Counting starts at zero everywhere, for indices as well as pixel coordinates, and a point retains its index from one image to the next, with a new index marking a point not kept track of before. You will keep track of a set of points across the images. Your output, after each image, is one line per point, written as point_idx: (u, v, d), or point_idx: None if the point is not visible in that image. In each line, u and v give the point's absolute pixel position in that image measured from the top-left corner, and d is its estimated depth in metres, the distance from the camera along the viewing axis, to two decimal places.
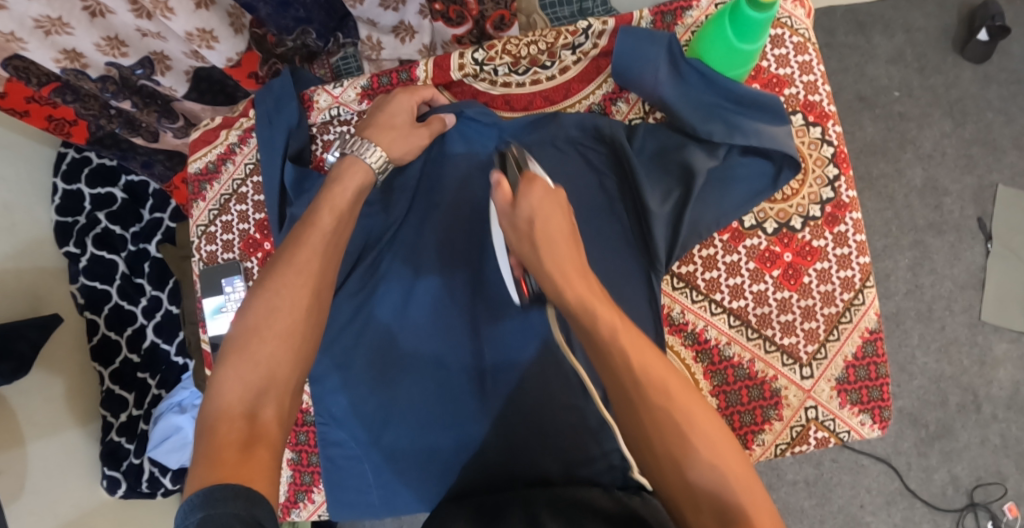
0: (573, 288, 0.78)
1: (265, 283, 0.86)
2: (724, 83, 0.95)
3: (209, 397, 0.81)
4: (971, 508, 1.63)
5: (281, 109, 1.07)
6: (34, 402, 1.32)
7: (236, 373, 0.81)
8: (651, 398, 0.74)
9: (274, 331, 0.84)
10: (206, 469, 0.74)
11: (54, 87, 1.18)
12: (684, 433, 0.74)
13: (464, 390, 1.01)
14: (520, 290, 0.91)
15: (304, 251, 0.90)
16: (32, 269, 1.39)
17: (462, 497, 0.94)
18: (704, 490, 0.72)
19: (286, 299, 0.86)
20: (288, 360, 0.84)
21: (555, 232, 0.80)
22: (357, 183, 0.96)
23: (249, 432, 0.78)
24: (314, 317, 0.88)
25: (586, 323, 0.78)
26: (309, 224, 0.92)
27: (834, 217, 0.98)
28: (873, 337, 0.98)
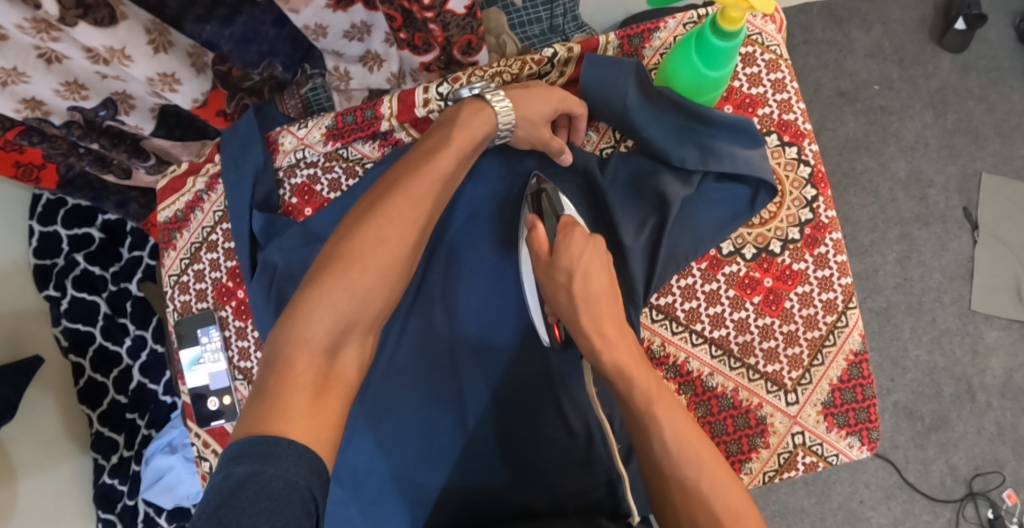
0: (612, 348, 0.80)
1: (377, 213, 0.83)
2: (693, 108, 0.93)
3: (292, 320, 0.77)
4: (971, 497, 1.62)
5: (247, 152, 1.04)
6: (26, 444, 1.36)
7: (330, 300, 0.78)
8: (680, 468, 0.74)
9: (377, 265, 0.81)
10: (271, 411, 0.70)
11: (19, 131, 1.14)
12: (708, 501, 0.73)
13: (451, 421, 0.98)
14: (552, 335, 0.95)
15: (420, 185, 0.85)
16: (11, 314, 1.40)
17: None
18: None
19: (396, 233, 0.83)
20: (379, 298, 0.82)
21: (600, 281, 0.82)
22: (484, 130, 0.90)
23: (325, 372, 0.76)
24: (410, 257, 0.86)
25: (623, 387, 0.79)
26: (427, 157, 0.87)
27: (814, 239, 0.96)
28: (858, 359, 0.96)
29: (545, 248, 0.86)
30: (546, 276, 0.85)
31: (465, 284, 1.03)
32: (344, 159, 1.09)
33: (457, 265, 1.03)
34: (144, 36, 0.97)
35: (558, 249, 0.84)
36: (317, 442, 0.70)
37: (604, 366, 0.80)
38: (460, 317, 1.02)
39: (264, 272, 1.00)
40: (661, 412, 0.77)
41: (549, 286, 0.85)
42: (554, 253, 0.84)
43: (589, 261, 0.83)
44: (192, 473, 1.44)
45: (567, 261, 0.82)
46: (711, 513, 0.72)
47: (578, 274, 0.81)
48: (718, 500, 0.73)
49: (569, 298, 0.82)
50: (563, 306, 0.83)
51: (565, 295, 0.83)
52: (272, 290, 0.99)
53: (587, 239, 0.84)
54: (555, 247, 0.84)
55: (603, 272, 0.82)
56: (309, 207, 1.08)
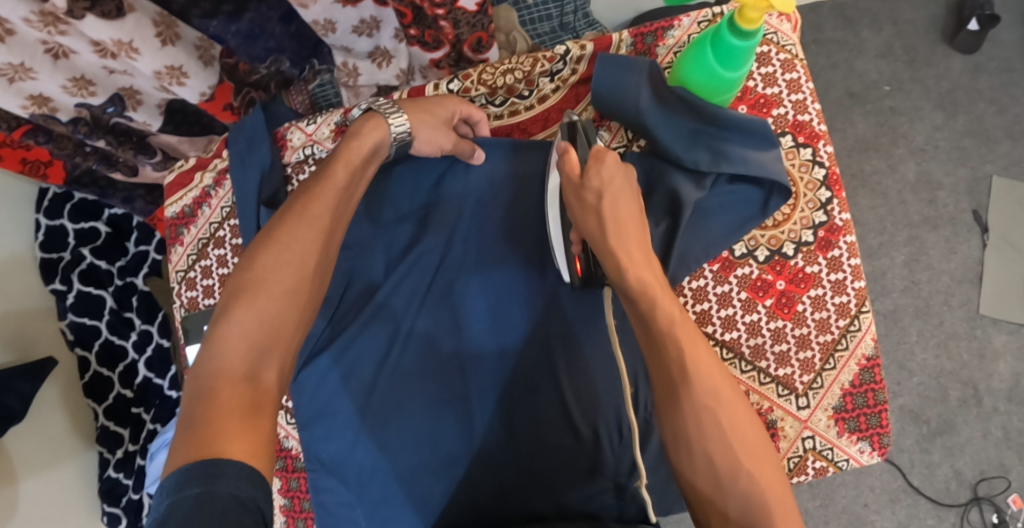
0: (634, 266, 0.79)
1: (276, 237, 0.84)
2: (706, 108, 0.92)
3: (207, 357, 0.78)
4: (976, 502, 1.61)
5: (253, 149, 1.02)
6: (28, 446, 1.35)
7: (241, 330, 0.79)
8: (697, 395, 0.73)
9: (281, 287, 0.82)
10: (205, 438, 0.70)
11: (25, 130, 1.12)
12: (723, 433, 0.72)
13: (453, 425, 0.97)
14: (572, 269, 0.94)
15: (315, 206, 0.88)
16: (17, 311, 1.38)
17: None
18: (736, 496, 0.70)
19: (294, 255, 0.84)
20: (294, 320, 0.82)
21: (624, 211, 0.82)
22: (374, 142, 0.95)
23: (253, 396, 0.76)
24: (319, 274, 0.86)
25: (645, 305, 0.78)
26: (323, 181, 0.90)
27: (827, 242, 0.95)
28: (870, 364, 0.94)
29: (575, 172, 0.85)
30: (573, 200, 0.85)
31: (473, 282, 1.02)
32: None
33: (467, 275, 1.03)
34: (152, 29, 0.96)
35: (589, 171, 0.84)
36: (254, 457, 0.70)
37: (628, 283, 0.79)
38: (467, 321, 1.01)
39: None
40: (683, 334, 0.76)
41: (575, 209, 0.85)
42: (585, 174, 0.83)
43: (616, 187, 0.82)
44: None
45: (594, 187, 0.83)
46: (728, 445, 0.72)
47: (606, 197, 0.81)
48: (734, 436, 0.72)
49: (600, 223, 0.81)
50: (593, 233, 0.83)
51: (593, 219, 0.82)
52: None
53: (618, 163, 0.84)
54: (586, 169, 0.84)
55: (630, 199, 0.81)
56: None
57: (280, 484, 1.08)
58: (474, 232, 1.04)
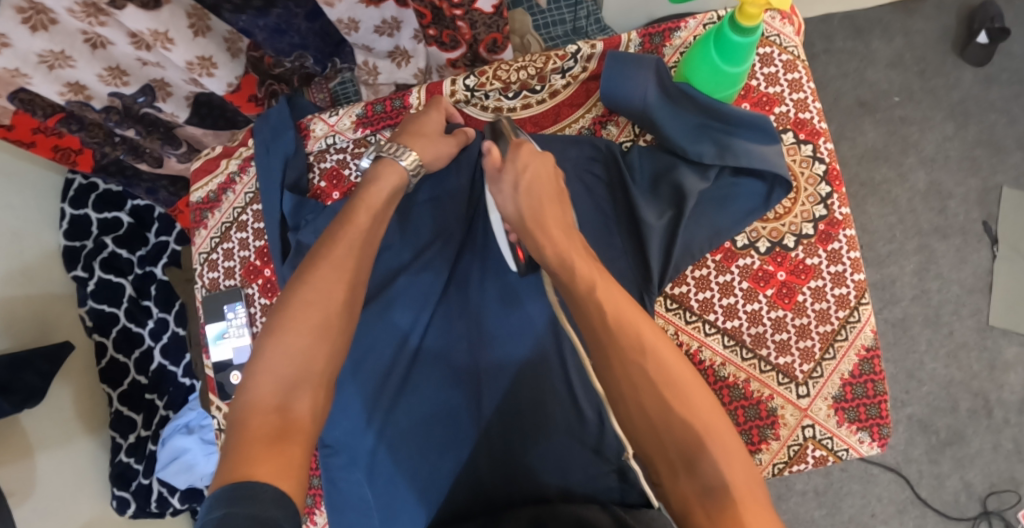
0: (552, 241, 0.85)
1: (303, 277, 0.86)
2: (710, 106, 0.95)
3: (241, 389, 0.81)
4: (985, 516, 1.63)
5: (278, 138, 1.04)
6: (47, 423, 1.40)
7: (271, 366, 0.81)
8: (625, 353, 0.75)
9: (309, 324, 0.84)
10: (237, 463, 0.73)
11: (59, 118, 1.18)
12: (652, 382, 0.74)
13: (465, 415, 1.00)
14: (516, 257, 0.99)
15: (340, 246, 0.89)
16: (40, 296, 1.47)
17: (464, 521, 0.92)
18: (677, 444, 0.72)
19: (321, 293, 0.85)
20: (324, 355, 0.83)
21: (540, 191, 0.89)
22: (392, 187, 0.95)
23: (283, 425, 0.78)
24: (348, 310, 0.88)
25: (564, 274, 0.83)
26: (345, 223, 0.92)
27: (828, 235, 0.95)
28: (870, 355, 0.94)
29: (496, 162, 0.93)
30: (495, 189, 0.93)
31: (492, 269, 1.06)
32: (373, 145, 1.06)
33: (480, 267, 1.06)
34: (185, 20, 1.01)
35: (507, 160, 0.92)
36: (281, 480, 0.73)
37: (545, 258, 0.84)
38: (480, 316, 1.04)
39: (296, 254, 1.00)
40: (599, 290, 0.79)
41: (496, 197, 0.93)
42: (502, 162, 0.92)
43: (533, 170, 0.90)
44: (205, 454, 1.53)
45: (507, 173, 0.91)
46: (662, 397, 0.74)
47: (522, 181, 0.89)
48: (664, 381, 0.74)
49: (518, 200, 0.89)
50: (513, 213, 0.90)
51: (511, 200, 0.90)
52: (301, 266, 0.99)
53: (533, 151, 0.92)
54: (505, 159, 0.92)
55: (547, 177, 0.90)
56: (337, 191, 1.06)
57: None
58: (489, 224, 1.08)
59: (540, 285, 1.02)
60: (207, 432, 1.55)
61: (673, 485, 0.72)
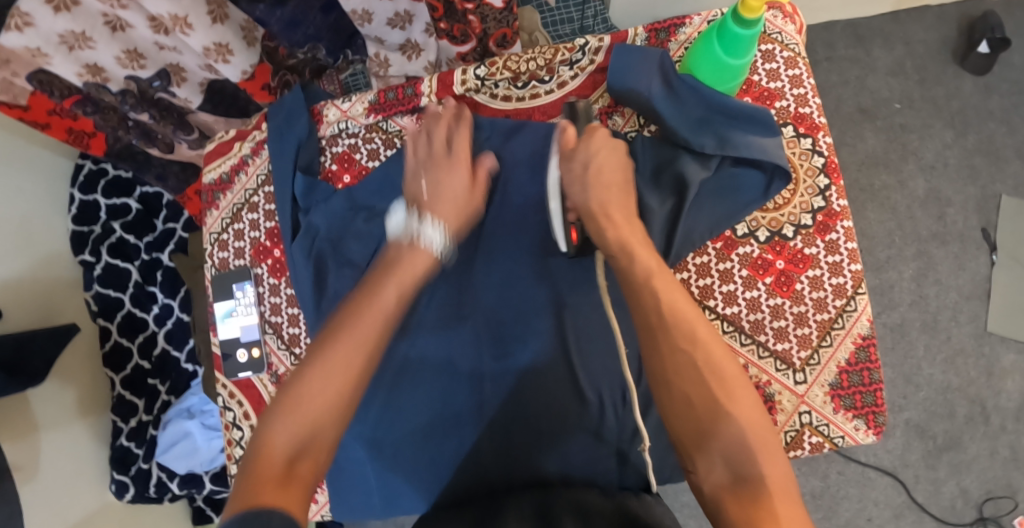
0: (614, 226, 0.90)
1: (327, 341, 0.85)
2: (714, 95, 0.96)
3: (257, 436, 0.82)
4: (981, 522, 1.64)
5: (292, 123, 1.07)
6: (49, 404, 1.43)
7: (284, 422, 0.81)
8: (677, 338, 0.81)
9: (327, 383, 0.83)
10: (246, 499, 0.75)
11: (75, 100, 1.21)
12: (699, 372, 0.79)
13: (466, 395, 1.01)
14: (569, 239, 0.96)
15: (368, 315, 0.88)
16: (46, 279, 1.52)
17: (463, 503, 0.95)
18: (715, 435, 0.77)
19: (338, 363, 0.84)
20: (337, 416, 0.83)
21: (606, 178, 0.93)
22: (422, 268, 0.92)
23: (291, 474, 0.78)
24: (367, 376, 0.86)
25: (626, 260, 0.87)
26: (372, 295, 0.89)
27: (825, 226, 0.97)
28: (866, 343, 0.95)
29: (569, 144, 0.96)
30: (562, 169, 0.95)
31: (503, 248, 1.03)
32: (384, 131, 1.07)
33: (484, 245, 1.03)
34: (205, 6, 1.05)
35: (581, 144, 0.95)
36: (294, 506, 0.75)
37: (607, 240, 0.89)
38: (486, 296, 1.02)
39: (306, 233, 1.04)
40: (657, 283, 0.84)
41: (563, 175, 0.95)
42: (575, 146, 0.95)
43: (603, 158, 0.94)
44: (206, 439, 1.58)
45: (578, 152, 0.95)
46: (707, 388, 0.79)
47: (592, 165, 0.93)
48: (711, 372, 0.79)
49: (583, 185, 0.93)
50: (577, 196, 0.93)
51: (578, 182, 0.93)
52: (315, 248, 1.03)
53: (606, 140, 0.96)
54: (579, 143, 0.95)
55: (615, 168, 0.93)
56: (348, 174, 1.08)
57: None
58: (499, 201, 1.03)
59: (547, 263, 1.01)
60: (209, 417, 1.59)
61: (707, 469, 0.76)
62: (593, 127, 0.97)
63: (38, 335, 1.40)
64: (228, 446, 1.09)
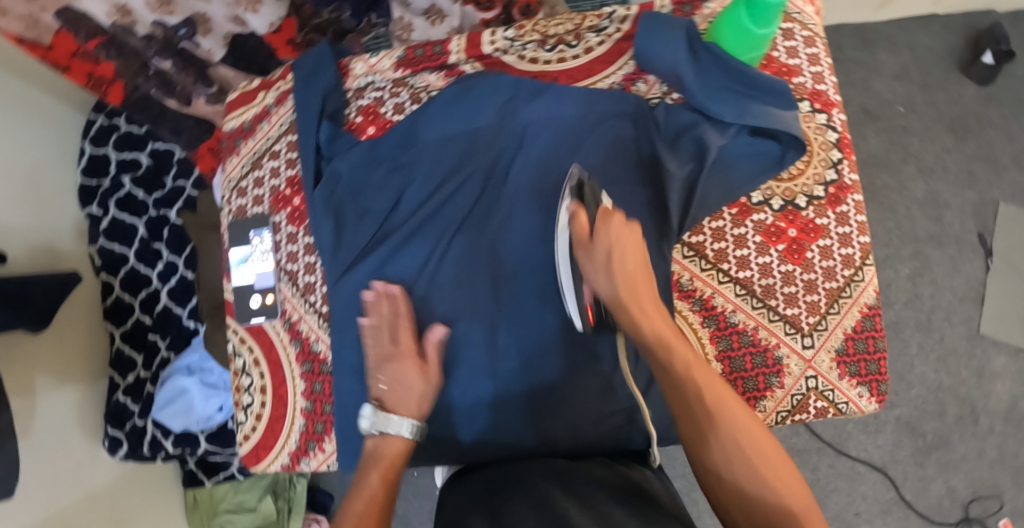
0: (650, 320, 0.87)
1: None
2: (736, 64, 0.98)
3: None
4: (966, 521, 1.66)
5: (318, 74, 1.08)
6: (48, 354, 1.43)
7: None
8: (717, 424, 0.80)
9: None
10: None
11: (100, 41, 1.30)
12: (744, 452, 0.79)
13: (477, 346, 1.01)
14: (585, 319, 0.95)
15: (358, 509, 0.85)
16: (52, 230, 1.53)
17: (472, 469, 0.95)
18: (767, 512, 0.76)
19: None
20: None
21: (634, 270, 0.89)
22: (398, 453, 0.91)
23: None
24: None
25: (663, 354, 0.85)
26: (356, 493, 0.87)
27: (837, 198, 0.99)
28: (871, 313, 0.97)
29: (585, 230, 0.91)
30: (584, 261, 0.91)
31: (523, 206, 1.01)
32: (410, 86, 1.08)
33: (505, 197, 1.02)
34: None
35: (598, 231, 0.90)
36: None
37: (644, 334, 0.86)
38: (502, 252, 1.02)
39: (328, 181, 1.05)
40: (697, 372, 0.83)
41: (585, 263, 0.91)
42: (593, 234, 0.90)
43: (625, 242, 0.90)
44: (204, 398, 1.52)
45: (602, 243, 0.90)
46: (753, 469, 0.78)
47: (616, 253, 0.89)
48: (754, 450, 0.79)
49: (609, 274, 0.89)
50: (604, 284, 0.89)
51: (605, 277, 0.89)
52: (336, 197, 1.05)
53: (624, 224, 0.91)
54: (596, 230, 0.90)
55: (638, 250, 0.89)
56: (372, 127, 1.08)
57: (302, 385, 1.07)
58: (521, 158, 1.02)
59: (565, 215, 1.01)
60: (207, 374, 1.54)
61: None
62: (607, 210, 0.91)
63: (44, 279, 1.39)
64: (236, 392, 1.09)
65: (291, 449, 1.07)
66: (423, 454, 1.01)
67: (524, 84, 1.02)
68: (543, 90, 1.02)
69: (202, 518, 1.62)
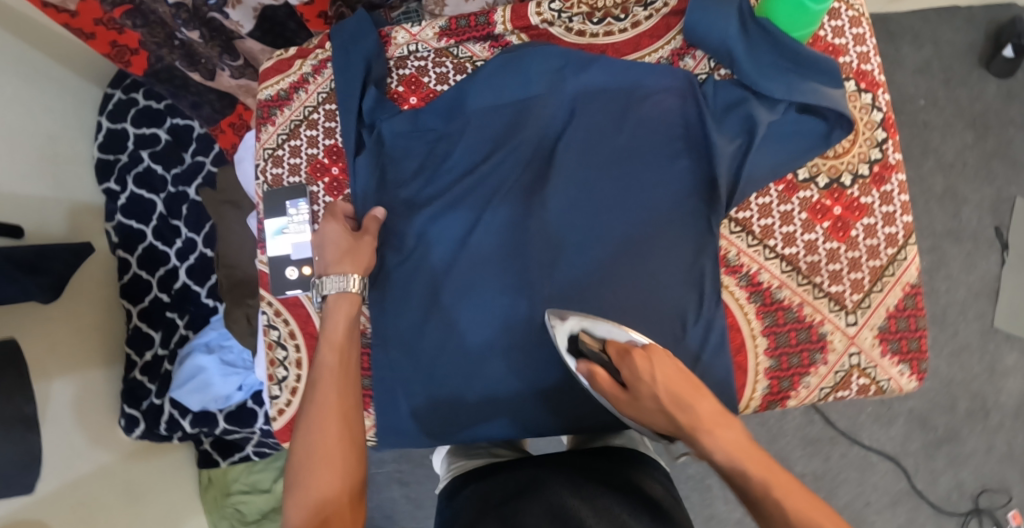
0: (719, 446, 0.79)
1: (300, 428, 0.85)
2: (787, 42, 0.97)
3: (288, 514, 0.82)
4: (976, 513, 1.63)
5: (359, 39, 1.07)
6: (63, 330, 1.42)
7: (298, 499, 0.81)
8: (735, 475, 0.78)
9: (322, 459, 0.83)
10: None
11: (125, 10, 1.22)
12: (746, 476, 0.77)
13: (522, 316, 1.00)
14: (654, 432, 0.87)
15: (321, 389, 0.87)
16: (67, 201, 1.51)
17: (493, 473, 0.91)
18: None
19: (316, 431, 0.84)
20: (336, 478, 0.83)
21: (684, 394, 0.81)
22: (344, 312, 0.93)
23: None
24: (351, 433, 0.85)
25: (734, 473, 0.78)
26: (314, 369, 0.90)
27: (881, 177, 0.99)
28: (913, 291, 0.98)
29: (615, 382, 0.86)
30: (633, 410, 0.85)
31: (571, 174, 1.00)
32: (454, 57, 1.08)
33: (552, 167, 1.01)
34: None
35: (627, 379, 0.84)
36: None
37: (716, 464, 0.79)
38: (546, 223, 1.00)
39: (372, 149, 1.04)
40: (710, 432, 0.79)
41: (644, 417, 0.84)
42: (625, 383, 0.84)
43: (663, 377, 0.83)
44: (223, 376, 1.49)
45: (645, 389, 0.83)
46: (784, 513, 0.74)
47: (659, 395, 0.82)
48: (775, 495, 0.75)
49: (664, 418, 0.82)
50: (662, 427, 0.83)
51: (660, 421, 0.83)
52: (379, 164, 1.04)
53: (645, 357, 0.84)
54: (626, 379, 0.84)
55: (680, 379, 0.82)
56: (415, 97, 1.08)
57: None
58: (572, 127, 1.01)
59: (613, 183, 0.99)
60: (228, 353, 1.52)
61: None
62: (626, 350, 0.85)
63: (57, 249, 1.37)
64: (271, 365, 1.08)
65: None
66: (463, 426, 1.01)
67: (563, 54, 1.01)
68: (591, 61, 1.01)
69: (215, 498, 1.59)
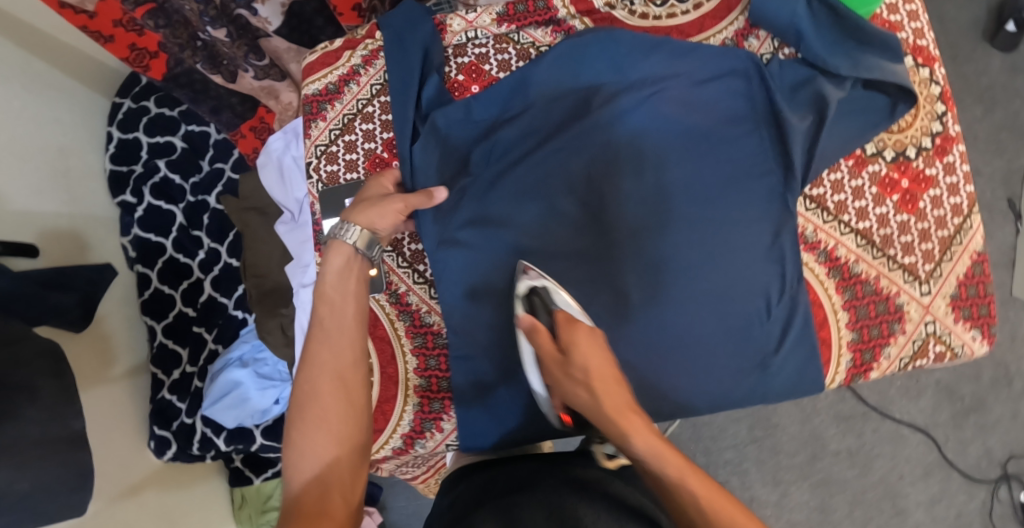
0: (636, 431, 0.78)
1: (299, 387, 0.85)
2: (853, 18, 0.98)
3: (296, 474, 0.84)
4: (1005, 479, 1.54)
5: (415, 28, 1.05)
6: (88, 351, 1.37)
7: (298, 456, 0.82)
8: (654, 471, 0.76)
9: (318, 418, 0.83)
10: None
11: (148, 9, 1.15)
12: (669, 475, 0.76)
13: (601, 305, 0.99)
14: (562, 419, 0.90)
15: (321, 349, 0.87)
16: (83, 215, 1.46)
17: (495, 471, 0.87)
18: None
19: (316, 392, 0.84)
20: (332, 440, 0.83)
21: (612, 379, 0.81)
22: (342, 268, 0.92)
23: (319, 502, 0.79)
24: (352, 400, 0.85)
25: (651, 462, 0.76)
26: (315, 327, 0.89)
27: (944, 148, 1.01)
28: (980, 259, 1.01)
29: (552, 350, 0.86)
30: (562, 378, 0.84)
31: (642, 159, 0.99)
32: (516, 42, 1.09)
33: (624, 154, 0.99)
34: None
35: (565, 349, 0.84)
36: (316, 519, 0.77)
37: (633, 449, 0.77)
38: (620, 210, 0.99)
39: (428, 137, 1.02)
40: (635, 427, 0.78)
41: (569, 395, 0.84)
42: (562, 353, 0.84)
43: (596, 361, 0.82)
44: (259, 389, 1.44)
45: (580, 359, 0.83)
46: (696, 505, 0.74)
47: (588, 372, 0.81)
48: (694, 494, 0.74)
49: (586, 395, 0.82)
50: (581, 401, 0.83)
51: (584, 394, 0.82)
52: (442, 157, 1.03)
53: (586, 333, 0.85)
54: (562, 349, 0.84)
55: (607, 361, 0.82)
56: (477, 84, 1.09)
57: (416, 363, 1.09)
58: (644, 110, 0.99)
59: (688, 165, 0.99)
60: (262, 367, 1.46)
61: None
62: (570, 324, 0.85)
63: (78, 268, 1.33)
64: None
65: (405, 431, 1.08)
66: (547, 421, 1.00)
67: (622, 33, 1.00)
68: (657, 44, 1.00)
69: (250, 517, 1.53)
